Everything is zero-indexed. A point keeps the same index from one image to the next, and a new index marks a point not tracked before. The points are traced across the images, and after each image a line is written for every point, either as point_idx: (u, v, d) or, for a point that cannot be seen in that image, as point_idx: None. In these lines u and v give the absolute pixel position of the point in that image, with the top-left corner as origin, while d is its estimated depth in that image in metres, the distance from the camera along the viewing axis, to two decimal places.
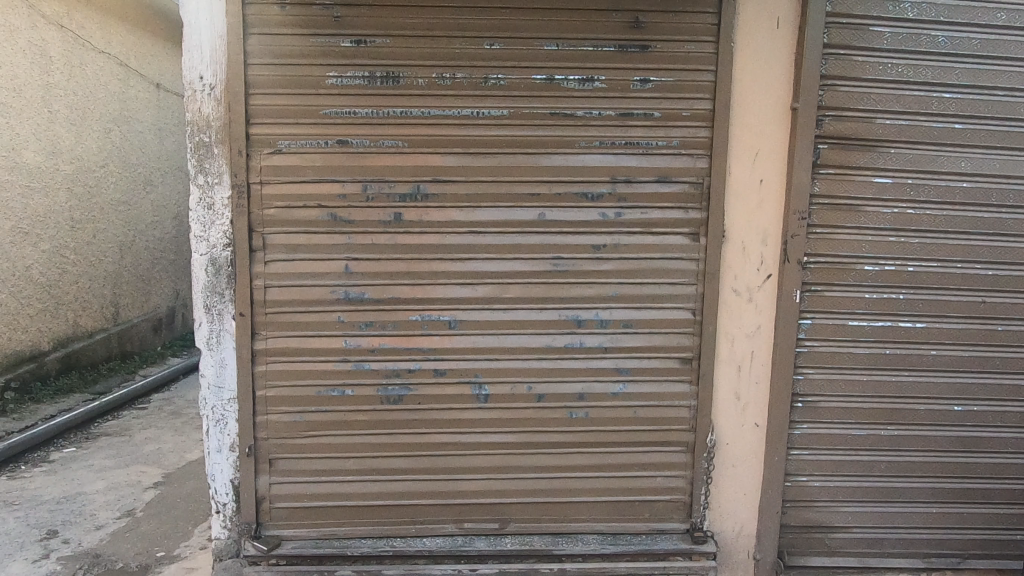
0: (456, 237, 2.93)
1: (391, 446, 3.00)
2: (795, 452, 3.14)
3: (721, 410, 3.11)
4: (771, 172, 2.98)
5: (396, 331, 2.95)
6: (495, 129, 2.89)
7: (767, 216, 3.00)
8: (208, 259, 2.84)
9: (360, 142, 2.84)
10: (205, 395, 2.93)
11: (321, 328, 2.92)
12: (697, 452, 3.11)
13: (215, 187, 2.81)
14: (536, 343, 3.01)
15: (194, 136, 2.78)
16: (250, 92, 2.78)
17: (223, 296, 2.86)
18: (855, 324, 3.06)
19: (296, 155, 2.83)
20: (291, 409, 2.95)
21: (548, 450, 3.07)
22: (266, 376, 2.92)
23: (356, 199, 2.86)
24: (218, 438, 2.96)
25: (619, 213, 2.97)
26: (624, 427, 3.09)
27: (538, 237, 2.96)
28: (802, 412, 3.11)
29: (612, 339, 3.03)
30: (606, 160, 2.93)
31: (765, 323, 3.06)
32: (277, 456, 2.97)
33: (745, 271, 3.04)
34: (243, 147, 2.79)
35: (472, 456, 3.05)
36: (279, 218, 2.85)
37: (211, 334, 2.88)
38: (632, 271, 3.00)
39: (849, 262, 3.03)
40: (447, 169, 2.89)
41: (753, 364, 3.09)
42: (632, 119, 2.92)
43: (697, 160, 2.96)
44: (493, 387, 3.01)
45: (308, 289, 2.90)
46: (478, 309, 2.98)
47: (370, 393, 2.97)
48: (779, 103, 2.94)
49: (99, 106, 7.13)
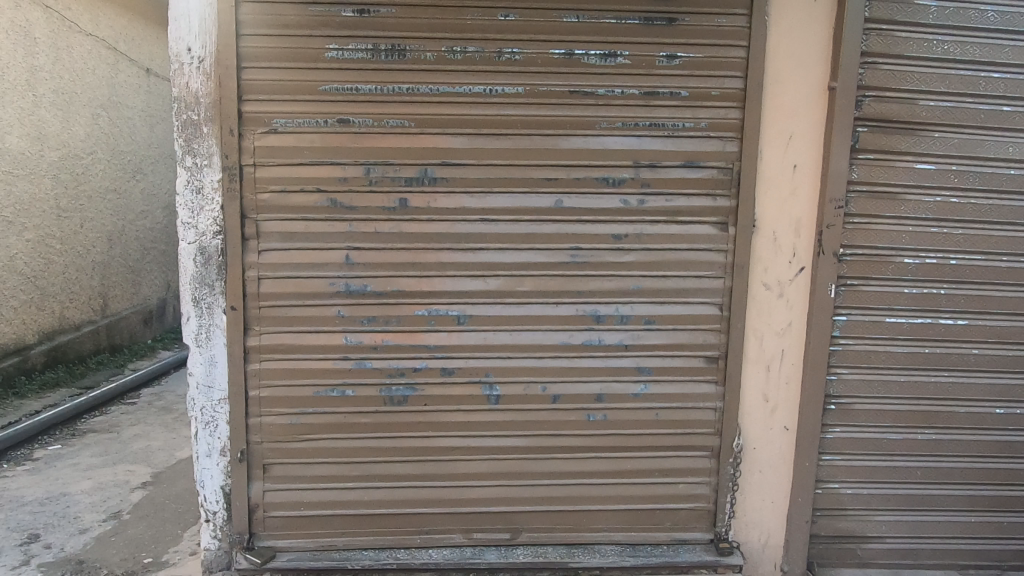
0: (466, 225, 2.71)
1: (394, 450, 2.79)
2: (827, 457, 2.93)
3: (748, 413, 2.90)
4: (805, 157, 2.77)
5: (401, 327, 2.73)
6: (509, 108, 2.66)
7: (800, 205, 2.79)
8: (197, 247, 2.62)
9: (363, 121, 2.61)
10: (194, 396, 2.71)
11: (320, 323, 2.70)
12: (723, 457, 2.90)
13: (204, 170, 2.59)
14: (552, 341, 2.79)
15: (182, 114, 2.55)
16: (242, 65, 2.54)
17: (213, 288, 2.64)
18: (893, 321, 2.86)
19: (293, 135, 2.60)
20: (286, 411, 2.73)
21: (564, 455, 2.86)
22: (260, 374, 2.70)
23: (358, 183, 2.63)
24: (208, 442, 2.74)
25: (641, 200, 2.75)
26: (646, 430, 2.87)
27: (555, 225, 2.74)
28: (835, 414, 2.90)
29: (633, 337, 2.82)
30: (629, 143, 2.71)
31: (797, 319, 2.85)
32: (272, 461, 2.75)
33: (776, 263, 2.82)
34: (235, 126, 2.56)
35: (482, 461, 2.83)
36: (274, 204, 2.62)
37: (199, 330, 2.66)
38: (655, 263, 2.79)
39: (888, 254, 2.82)
40: (457, 151, 2.66)
41: (783, 364, 2.88)
42: (657, 98, 2.70)
43: (727, 144, 2.74)
44: (505, 388, 2.80)
45: (306, 281, 2.67)
46: (489, 303, 2.76)
47: (373, 394, 2.74)
48: (816, 83, 2.73)
49: (87, 91, 6.87)
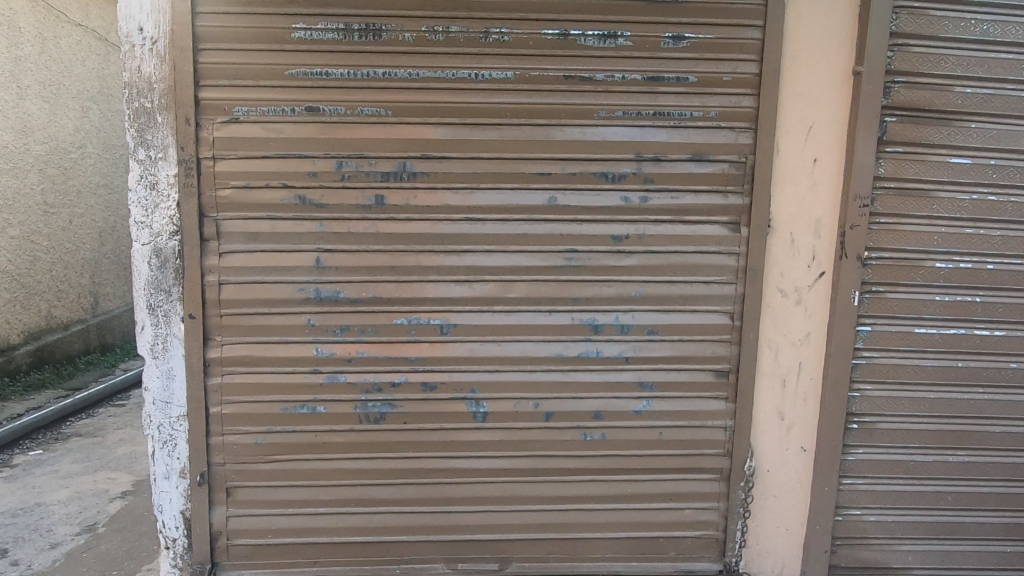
0: (450, 225, 2.44)
1: (371, 472, 2.53)
2: (848, 481, 2.66)
3: (761, 432, 2.64)
4: (827, 150, 2.49)
5: (377, 337, 2.47)
6: (497, 95, 2.39)
7: (821, 203, 2.52)
8: (151, 249, 2.36)
9: (334, 109, 2.35)
10: (151, 412, 2.46)
11: (288, 333, 2.44)
12: (733, 481, 2.64)
13: (159, 164, 2.33)
14: (544, 352, 2.53)
15: (132, 101, 2.29)
16: (199, 47, 2.29)
17: (169, 294, 2.39)
18: (922, 332, 2.58)
19: (256, 124, 2.34)
20: (251, 429, 2.47)
21: (559, 477, 2.60)
22: (221, 390, 2.45)
23: (330, 177, 2.38)
24: (165, 463, 2.49)
25: (644, 197, 2.48)
26: (649, 451, 2.61)
27: (549, 225, 2.48)
28: (857, 434, 2.63)
29: (634, 348, 2.55)
30: (630, 134, 2.44)
31: (816, 330, 2.59)
32: (236, 484, 2.50)
33: (794, 267, 2.55)
34: (192, 115, 2.30)
35: (468, 484, 2.58)
36: (236, 201, 2.36)
37: (155, 340, 2.40)
38: (658, 267, 2.52)
39: (918, 258, 2.54)
40: (439, 143, 2.40)
41: (800, 378, 2.61)
42: (662, 84, 2.43)
43: (739, 135, 2.47)
44: (493, 405, 2.54)
45: (272, 286, 2.41)
46: (475, 311, 2.49)
47: (347, 411, 2.49)
48: (840, 67, 2.45)
49: (76, 82, 6.62)
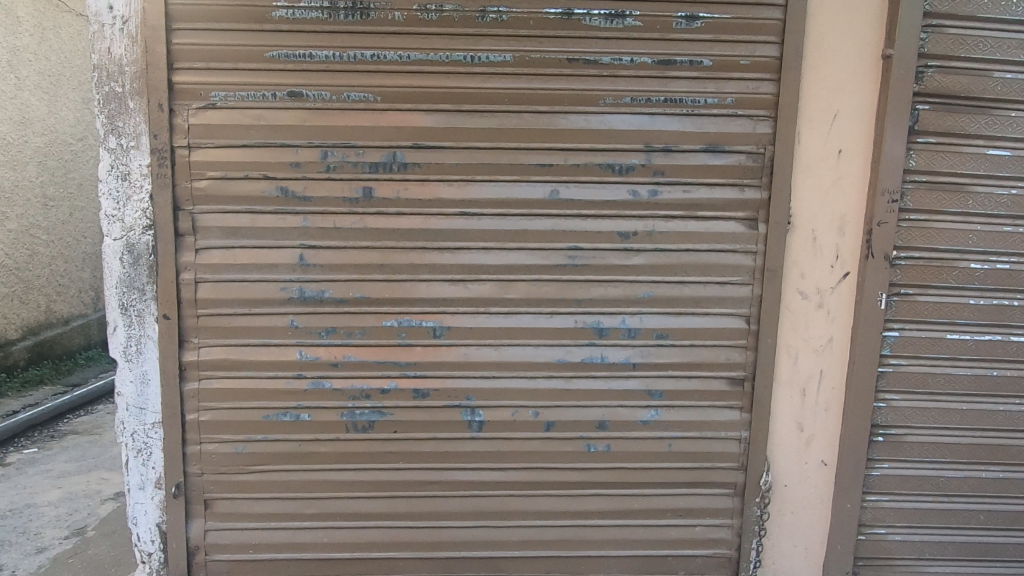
0: (444, 221, 2.26)
1: (359, 484, 2.37)
2: (872, 498, 2.47)
3: (779, 444, 2.46)
4: (852, 141, 2.30)
5: (366, 340, 2.30)
6: (495, 79, 2.21)
7: (845, 198, 2.32)
8: (123, 244, 2.20)
9: (319, 94, 2.18)
10: (124, 419, 2.30)
11: (269, 335, 2.28)
12: (748, 497, 2.45)
13: (131, 153, 2.17)
14: (545, 357, 2.35)
15: (102, 85, 2.13)
16: (173, 27, 2.12)
17: (143, 293, 2.22)
18: (955, 338, 2.39)
19: (235, 111, 2.17)
20: (230, 438, 2.31)
21: (559, 491, 2.42)
22: (199, 396, 2.29)
23: (314, 168, 2.21)
24: (140, 472, 2.33)
25: (654, 190, 2.29)
26: (657, 464, 2.43)
27: (550, 221, 2.29)
28: (882, 448, 2.44)
29: (642, 354, 2.37)
30: (639, 122, 2.25)
31: (839, 335, 2.40)
32: (214, 496, 2.34)
33: (816, 268, 2.36)
34: (165, 100, 2.14)
35: (463, 498, 2.41)
36: (213, 194, 2.20)
37: (128, 342, 2.24)
38: (669, 266, 2.33)
39: (951, 258, 2.34)
40: (432, 131, 2.22)
41: (821, 386, 2.43)
42: (673, 69, 2.24)
43: (758, 124, 2.27)
44: (489, 413, 2.36)
45: (252, 285, 2.25)
46: (471, 313, 2.32)
47: (333, 419, 2.32)
48: (868, 50, 2.25)
49: (79, 72, 6.24)
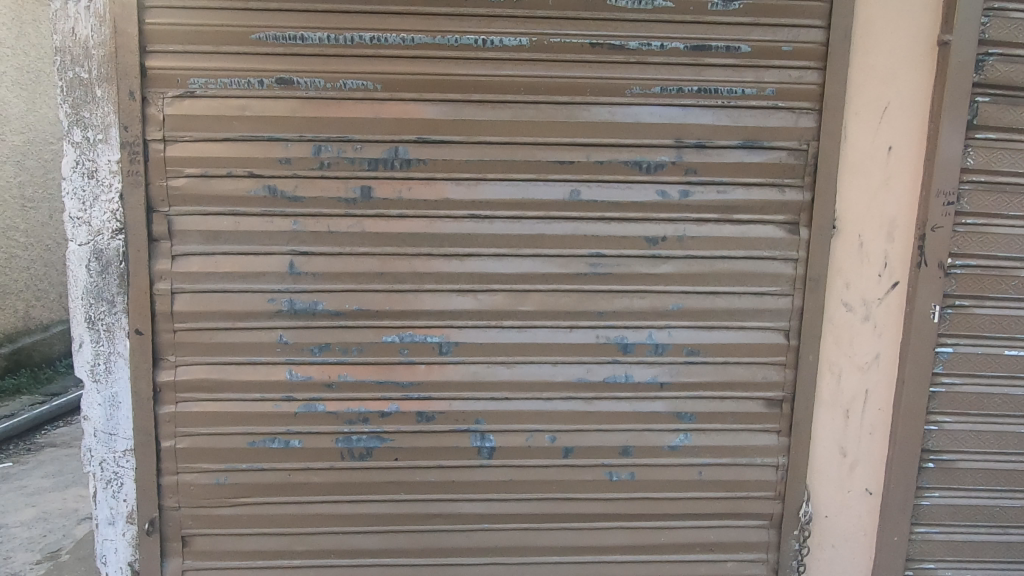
0: (451, 224, 2.03)
1: (355, 518, 2.12)
2: (920, 530, 2.24)
3: (819, 471, 2.23)
4: (903, 136, 2.07)
5: (363, 358, 2.06)
6: (509, 65, 1.98)
7: (895, 199, 2.10)
8: (90, 250, 1.94)
9: (311, 82, 1.94)
10: (91, 446, 2.04)
11: (256, 352, 2.03)
12: (785, 529, 2.22)
13: (98, 147, 1.91)
14: (563, 376, 2.11)
15: (65, 70, 1.87)
16: (146, 4, 1.87)
17: (112, 305, 1.97)
18: (1014, 355, 2.16)
19: (216, 100, 1.93)
20: (210, 467, 2.06)
21: (578, 524, 2.19)
22: (175, 420, 2.03)
23: (305, 165, 1.97)
24: (109, 506, 2.07)
25: (685, 191, 2.06)
26: (685, 494, 2.20)
27: (569, 224, 2.05)
28: (932, 475, 2.21)
29: (670, 372, 2.14)
30: (670, 115, 2.02)
31: (886, 350, 2.17)
32: (193, 533, 2.09)
33: (862, 277, 2.13)
34: (137, 87, 1.89)
35: (471, 532, 2.17)
36: (193, 193, 1.95)
37: (95, 360, 1.99)
38: (701, 276, 2.10)
39: (1011, 267, 2.12)
40: (438, 123, 1.98)
41: (866, 408, 2.20)
42: (707, 55, 2.01)
43: (800, 118, 2.05)
44: (501, 438, 2.12)
45: (235, 295, 2.00)
46: (481, 327, 2.08)
47: (326, 446, 2.08)
48: (922, 36, 2.03)
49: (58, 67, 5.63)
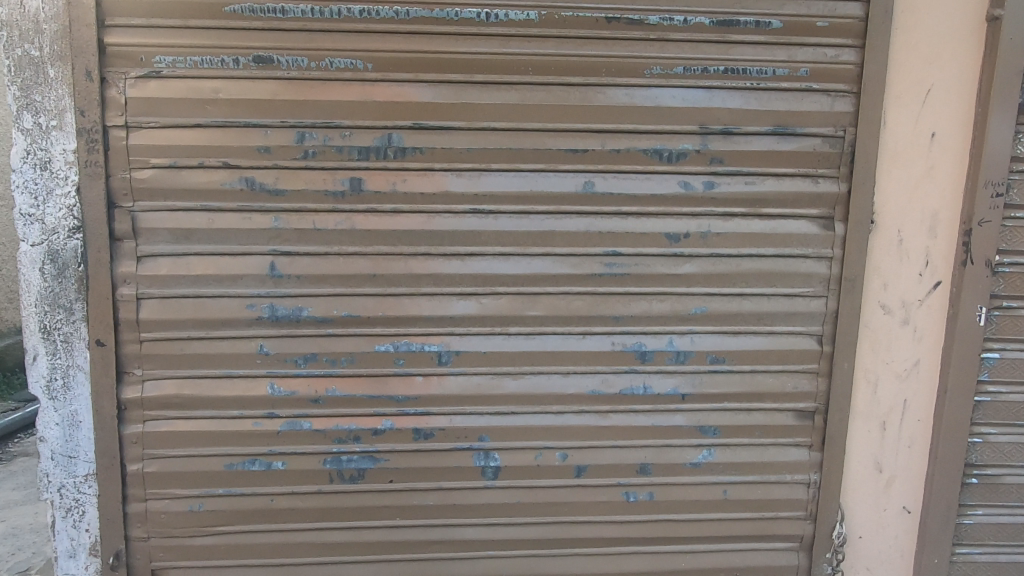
0: (451, 220, 1.82)
1: (344, 548, 1.91)
2: (962, 551, 2.05)
3: (852, 488, 2.04)
4: (947, 122, 1.89)
5: (353, 370, 1.84)
6: (515, 42, 1.77)
7: (938, 192, 1.91)
8: (43, 251, 1.71)
9: (293, 60, 1.72)
10: (48, 471, 1.81)
11: (233, 365, 1.82)
12: (817, 552, 2.04)
13: (52, 135, 1.68)
14: (575, 388, 1.91)
15: (12, 47, 1.64)
16: None
17: (70, 312, 1.74)
18: None
19: (186, 81, 1.71)
20: (183, 493, 1.85)
21: (590, 550, 1.99)
22: (142, 442, 1.81)
23: (288, 154, 1.75)
24: (69, 537, 1.85)
25: (710, 182, 1.86)
26: (711, 515, 2.01)
27: (582, 220, 1.85)
28: (976, 491, 2.02)
29: (693, 383, 1.94)
30: (692, 98, 1.83)
31: (927, 357, 1.99)
32: (163, 566, 1.88)
33: (902, 277, 1.95)
34: (95, 66, 1.66)
35: (474, 560, 1.97)
36: (161, 186, 1.74)
37: (51, 375, 1.76)
38: (727, 276, 1.90)
39: None
40: (437, 107, 1.77)
41: (904, 419, 2.02)
42: (733, 31, 1.81)
43: (836, 101, 1.86)
44: (507, 457, 1.92)
45: (210, 301, 1.79)
46: (486, 334, 1.87)
47: (313, 468, 1.87)
48: (969, 12, 1.85)
49: None
